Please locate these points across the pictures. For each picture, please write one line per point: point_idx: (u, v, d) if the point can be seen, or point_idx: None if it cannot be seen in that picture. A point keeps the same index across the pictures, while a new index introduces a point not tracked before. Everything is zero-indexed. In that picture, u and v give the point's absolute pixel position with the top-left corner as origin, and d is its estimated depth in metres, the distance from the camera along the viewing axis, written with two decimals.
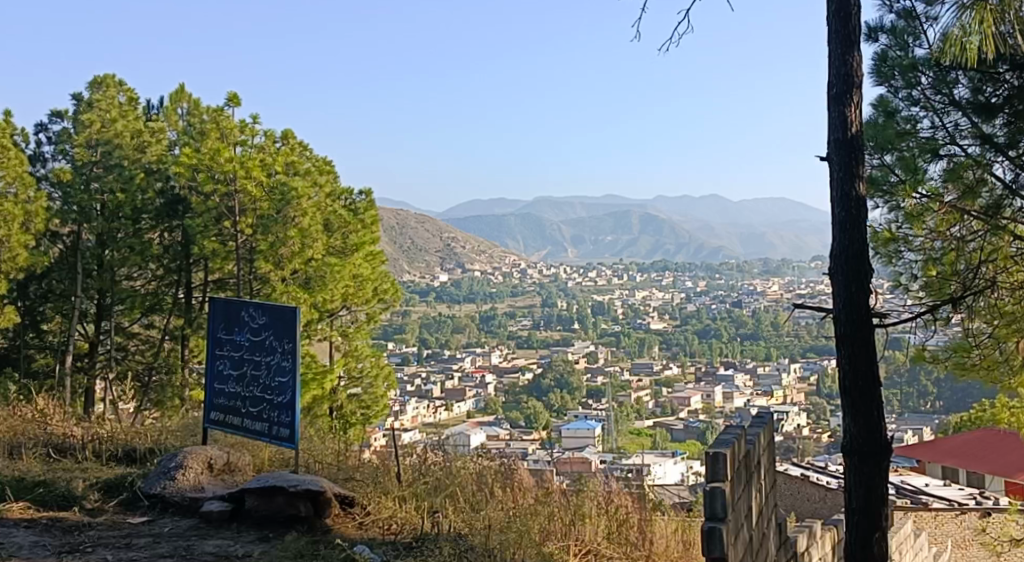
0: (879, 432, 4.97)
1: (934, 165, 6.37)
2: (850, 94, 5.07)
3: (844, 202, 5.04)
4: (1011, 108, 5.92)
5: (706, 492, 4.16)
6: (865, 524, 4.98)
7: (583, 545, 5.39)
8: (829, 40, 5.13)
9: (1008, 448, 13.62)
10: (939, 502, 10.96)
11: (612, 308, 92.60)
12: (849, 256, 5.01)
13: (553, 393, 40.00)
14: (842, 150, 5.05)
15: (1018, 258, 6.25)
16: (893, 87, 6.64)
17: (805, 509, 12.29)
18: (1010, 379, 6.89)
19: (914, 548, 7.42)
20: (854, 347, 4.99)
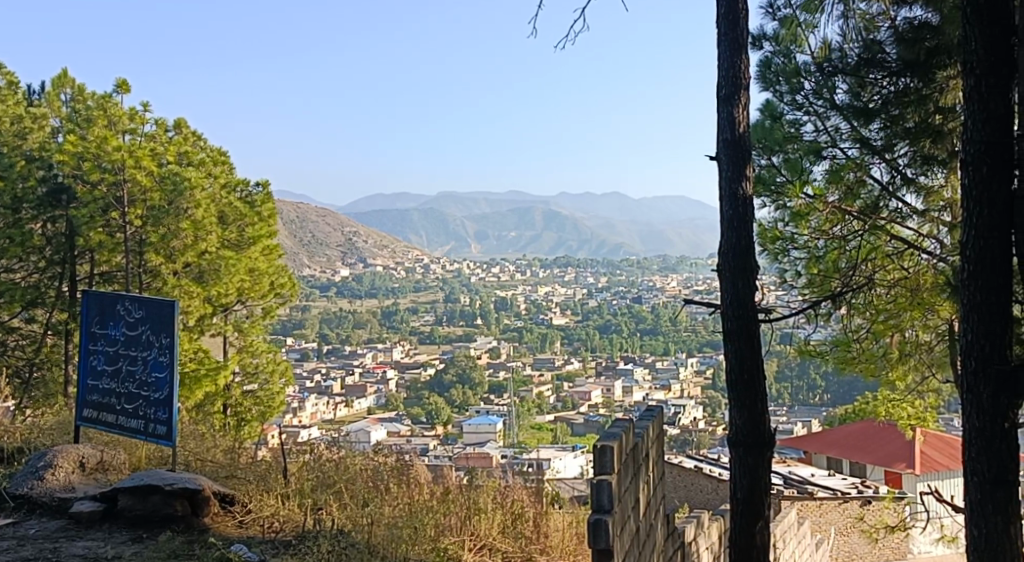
0: (763, 426, 5.15)
1: (818, 165, 6.64)
2: (738, 95, 5.25)
3: (732, 201, 5.24)
4: (887, 113, 6.18)
5: (593, 485, 4.21)
6: (748, 514, 5.15)
7: (478, 541, 5.47)
8: (718, 42, 5.28)
9: (888, 438, 14.19)
10: (824, 491, 11.34)
11: (516, 303, 93.07)
12: (736, 252, 5.18)
13: (455, 389, 39.90)
14: (731, 151, 5.25)
15: (894, 257, 6.54)
16: (779, 92, 6.92)
17: (698, 501, 12.58)
18: (887, 372, 7.14)
19: (798, 536, 7.66)
20: (739, 343, 5.16)
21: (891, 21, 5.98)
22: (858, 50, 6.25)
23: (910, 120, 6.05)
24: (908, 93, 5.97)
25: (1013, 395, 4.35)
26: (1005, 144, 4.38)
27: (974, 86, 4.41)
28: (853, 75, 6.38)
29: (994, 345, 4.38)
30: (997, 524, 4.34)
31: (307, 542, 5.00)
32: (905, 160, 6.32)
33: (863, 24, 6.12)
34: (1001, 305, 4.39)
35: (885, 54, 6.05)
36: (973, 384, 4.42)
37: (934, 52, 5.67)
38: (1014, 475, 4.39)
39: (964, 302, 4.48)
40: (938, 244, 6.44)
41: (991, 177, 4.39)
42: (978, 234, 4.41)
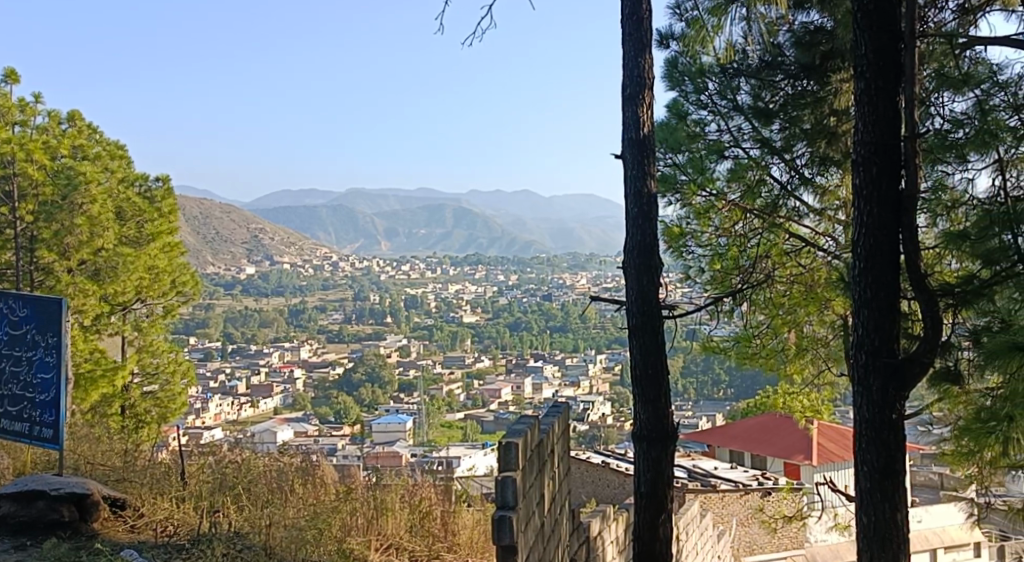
0: (666, 420, 5.40)
1: (719, 164, 6.73)
2: (642, 95, 5.51)
3: (637, 198, 5.51)
4: (785, 115, 6.43)
5: (497, 481, 4.21)
6: (652, 507, 5.37)
7: (386, 540, 5.53)
8: (623, 41, 5.54)
9: (786, 430, 14.62)
10: (726, 483, 11.62)
11: (427, 301, 92.61)
12: (641, 250, 5.48)
13: (364, 389, 39.47)
14: (634, 149, 5.52)
15: (792, 254, 6.78)
16: (684, 92, 6.94)
17: (605, 495, 12.73)
18: (785, 366, 7.24)
19: (700, 528, 7.81)
20: (644, 338, 5.43)
21: (790, 24, 6.40)
22: (759, 53, 6.58)
23: (806, 121, 6.34)
24: (805, 95, 6.31)
25: (900, 386, 4.54)
26: (894, 145, 4.58)
27: (864, 88, 4.60)
28: (758, 76, 6.59)
29: (883, 338, 4.55)
30: (885, 512, 4.54)
31: (199, 546, 4.90)
32: (803, 160, 6.47)
33: (764, 27, 6.49)
34: (890, 300, 4.57)
35: (785, 56, 6.38)
36: (864, 376, 4.59)
37: (828, 56, 6.10)
38: (899, 464, 4.58)
39: (856, 297, 4.65)
40: (833, 242, 6.71)
41: (880, 176, 4.59)
42: (867, 232, 4.60)
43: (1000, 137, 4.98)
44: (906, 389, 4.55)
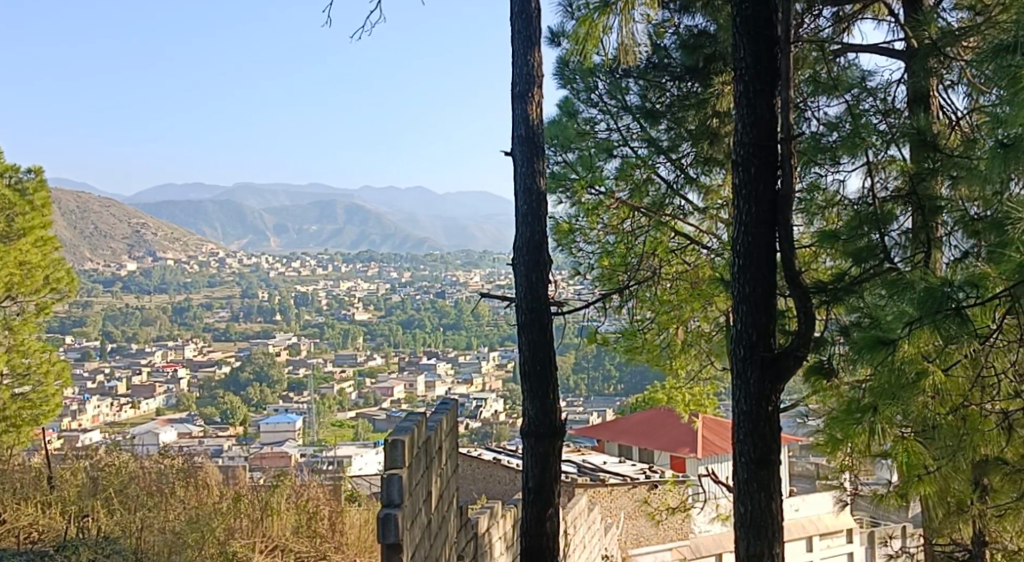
0: (554, 415, 5.47)
1: (608, 163, 6.84)
2: (532, 92, 5.56)
3: (527, 195, 5.56)
4: (671, 115, 6.64)
5: (383, 478, 4.16)
6: (539, 502, 5.43)
7: (270, 542, 5.50)
8: (513, 38, 5.57)
9: (671, 424, 14.95)
10: (614, 477, 11.80)
11: (318, 298, 91.07)
12: (530, 247, 5.54)
13: (252, 388, 38.53)
14: (524, 146, 5.57)
15: (677, 252, 6.89)
16: (575, 90, 7.08)
17: (496, 491, 12.76)
18: (671, 362, 7.42)
19: (588, 521, 7.91)
20: (532, 334, 5.51)
21: (675, 27, 6.52)
22: (647, 56, 6.63)
23: (691, 122, 6.55)
24: (689, 96, 6.51)
25: (776, 380, 4.70)
26: (771, 147, 4.73)
27: (743, 91, 4.74)
28: (645, 78, 6.73)
29: (760, 333, 4.71)
30: (760, 501, 4.70)
31: (62, 552, 4.93)
32: (688, 160, 6.71)
33: (651, 29, 6.50)
34: (768, 297, 4.73)
35: (671, 59, 6.54)
36: (742, 370, 4.74)
37: (711, 59, 6.30)
38: (775, 454, 4.74)
39: (735, 293, 4.80)
40: (716, 241, 6.87)
41: (758, 176, 4.74)
42: (746, 230, 4.75)
43: (868, 139, 5.22)
44: (782, 382, 4.71)
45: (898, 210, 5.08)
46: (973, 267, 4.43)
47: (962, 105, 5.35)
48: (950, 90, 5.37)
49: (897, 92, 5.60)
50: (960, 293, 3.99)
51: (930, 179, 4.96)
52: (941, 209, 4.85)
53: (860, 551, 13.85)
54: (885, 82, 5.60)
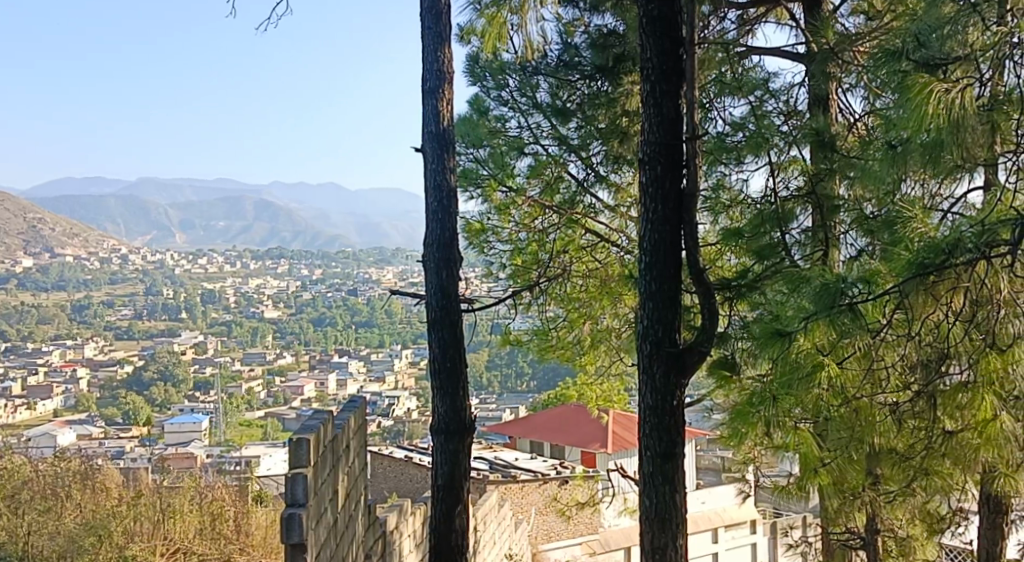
0: (464, 412, 5.46)
1: (520, 161, 6.76)
2: (442, 88, 5.52)
3: (438, 191, 5.54)
4: (582, 113, 6.65)
5: (287, 478, 4.08)
6: (449, 499, 5.41)
7: (171, 545, 5.61)
8: (422, 34, 5.52)
9: (583, 420, 15.11)
10: (525, 474, 11.88)
11: (227, 296, 89.03)
12: (440, 244, 5.51)
13: (157, 388, 37.43)
14: (434, 143, 5.53)
15: (588, 249, 6.99)
16: (485, 87, 6.94)
17: (407, 489, 12.71)
18: (581, 358, 7.40)
19: (498, 516, 7.94)
20: (443, 331, 5.48)
21: (585, 26, 6.64)
22: (557, 53, 6.75)
23: (601, 120, 6.61)
24: (599, 95, 6.56)
25: (681, 374, 4.79)
26: (677, 146, 4.81)
27: (649, 90, 4.80)
28: (556, 76, 6.72)
29: (666, 329, 4.78)
30: (665, 494, 4.77)
31: None
32: (599, 158, 6.73)
33: (562, 28, 6.75)
34: (673, 292, 4.81)
35: (581, 57, 6.58)
36: (648, 366, 4.81)
37: (620, 58, 6.41)
38: (679, 447, 4.82)
39: (642, 290, 4.86)
40: (627, 239, 6.99)
41: (664, 175, 4.82)
42: (652, 228, 4.82)
43: (772, 140, 5.39)
44: (686, 377, 4.80)
45: (797, 209, 5.23)
46: (868, 263, 4.57)
47: (858, 109, 5.49)
48: (848, 93, 5.53)
49: (798, 94, 5.70)
50: (852, 288, 4.18)
51: (829, 180, 5.18)
52: (839, 209, 5.05)
53: (763, 541, 14.38)
54: (788, 84, 5.73)
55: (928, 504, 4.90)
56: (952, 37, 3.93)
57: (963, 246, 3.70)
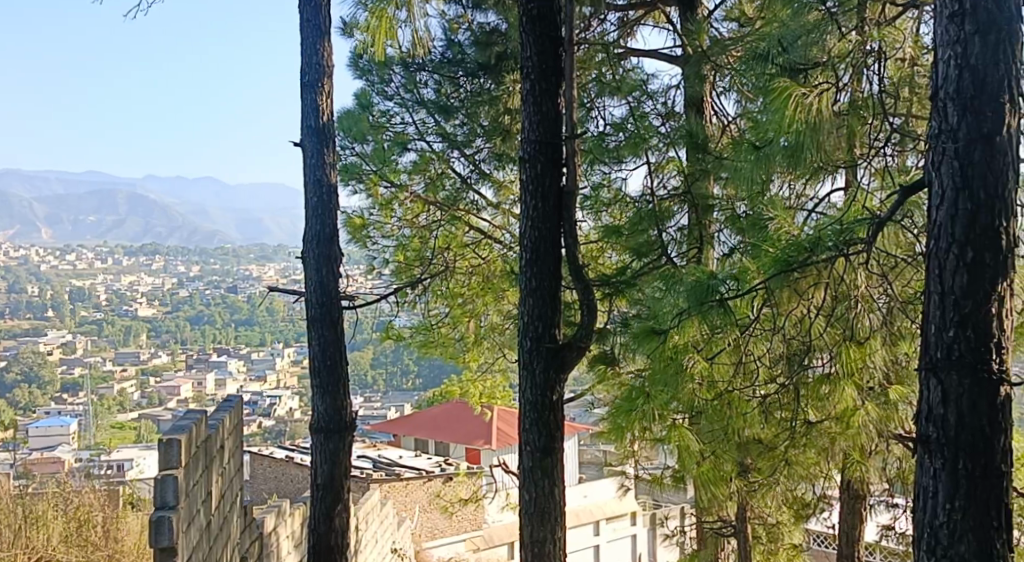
0: (344, 411, 5.39)
1: (403, 156, 6.75)
2: (322, 83, 5.44)
3: (317, 187, 5.44)
4: (466, 111, 6.63)
5: (157, 480, 3.96)
6: (328, 498, 5.34)
7: (34, 552, 5.36)
8: (301, 27, 5.42)
9: (468, 417, 15.11)
10: (410, 472, 11.81)
11: None
12: (321, 240, 5.43)
13: None
14: (313, 138, 5.44)
15: (472, 246, 6.97)
16: (370, 82, 6.86)
17: (288, 490, 12.46)
18: (464, 354, 7.44)
19: (380, 515, 7.87)
20: (323, 329, 5.41)
21: (469, 23, 6.58)
22: (441, 50, 6.67)
23: (484, 118, 6.59)
24: (482, 93, 6.56)
25: (560, 370, 4.86)
26: (555, 145, 4.87)
27: (529, 89, 4.85)
28: (440, 73, 6.68)
29: (546, 325, 4.84)
30: (544, 488, 4.83)
31: None
32: (482, 155, 6.71)
33: (445, 24, 6.62)
34: (553, 289, 4.88)
35: (465, 54, 6.57)
36: (528, 361, 4.86)
37: (503, 57, 6.42)
38: (558, 442, 4.89)
39: (523, 286, 4.90)
40: (509, 236, 6.96)
41: (544, 173, 4.88)
42: (532, 225, 4.87)
43: (650, 140, 5.53)
44: (565, 372, 4.87)
45: (675, 208, 5.36)
46: (738, 260, 4.72)
47: (733, 111, 5.68)
48: (722, 96, 5.69)
49: (675, 97, 5.87)
50: (723, 285, 4.29)
51: (704, 180, 5.25)
52: (713, 208, 5.15)
53: (642, 531, 14.79)
54: (664, 86, 5.86)
55: (794, 493, 5.09)
56: (815, 45, 4.14)
57: (823, 245, 3.88)
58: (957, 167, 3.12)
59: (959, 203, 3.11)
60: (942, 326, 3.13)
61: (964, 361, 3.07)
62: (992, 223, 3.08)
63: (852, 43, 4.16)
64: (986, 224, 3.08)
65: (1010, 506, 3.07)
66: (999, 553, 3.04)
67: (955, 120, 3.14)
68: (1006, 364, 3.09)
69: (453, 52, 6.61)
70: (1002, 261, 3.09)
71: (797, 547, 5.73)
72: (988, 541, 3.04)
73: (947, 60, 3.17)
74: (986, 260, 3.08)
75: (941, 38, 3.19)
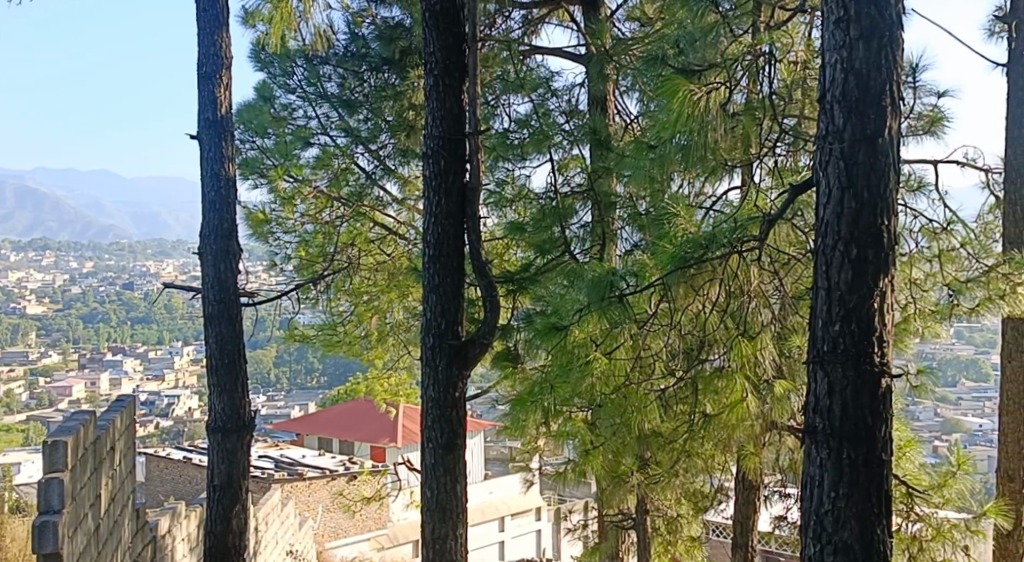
0: (243, 409, 5.28)
1: (306, 151, 6.61)
2: (220, 75, 5.30)
3: (215, 180, 5.30)
4: (370, 105, 6.54)
5: (41, 484, 3.80)
6: (226, 498, 5.22)
7: None
8: (197, 16, 5.27)
9: (373, 415, 14.99)
10: (313, 471, 11.65)
11: None
12: (218, 235, 5.30)
13: None
14: (211, 130, 5.31)
15: (376, 243, 6.95)
16: (271, 74, 6.74)
17: (186, 492, 12.15)
18: (369, 353, 7.36)
19: (280, 515, 7.73)
20: (221, 326, 5.29)
21: (373, 17, 6.53)
22: (345, 43, 6.58)
23: (389, 113, 6.52)
24: (386, 88, 6.49)
25: (463, 366, 4.86)
26: (459, 141, 4.87)
27: (433, 84, 4.83)
28: (344, 67, 6.60)
29: (450, 321, 4.83)
30: (446, 485, 4.82)
31: None
32: (386, 151, 6.66)
33: (349, 18, 6.55)
34: (457, 285, 4.87)
35: (368, 49, 6.50)
36: (430, 357, 4.84)
37: (407, 52, 6.42)
38: (461, 438, 4.88)
39: (426, 283, 4.88)
40: (415, 232, 6.90)
41: (447, 169, 4.86)
42: (436, 221, 4.85)
43: (554, 137, 5.54)
44: (467, 368, 4.87)
45: (578, 205, 5.43)
46: (638, 257, 4.80)
47: (634, 110, 5.74)
48: (625, 95, 5.75)
49: (579, 95, 5.97)
50: (623, 281, 4.40)
51: (606, 177, 5.31)
52: (615, 206, 5.19)
53: (547, 526, 14.97)
54: (569, 85, 5.93)
55: (692, 485, 5.19)
56: (714, 46, 4.23)
57: (718, 242, 4.00)
58: (843, 168, 3.24)
59: (845, 202, 3.23)
60: (828, 320, 3.25)
61: (848, 354, 3.19)
62: (875, 222, 3.21)
63: (746, 45, 4.23)
64: (869, 222, 3.21)
65: (889, 492, 3.21)
66: (879, 538, 3.18)
67: (841, 122, 3.25)
68: (887, 357, 3.22)
69: (357, 46, 6.53)
70: (885, 257, 3.22)
71: (695, 538, 5.88)
72: (870, 527, 3.17)
73: (833, 64, 3.28)
74: (870, 256, 3.20)
75: (828, 42, 3.30)
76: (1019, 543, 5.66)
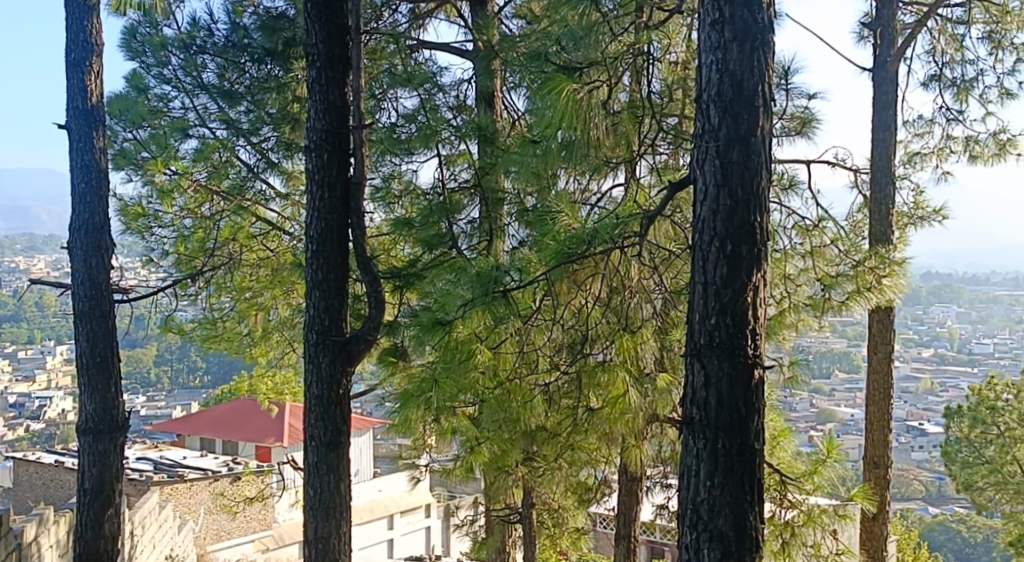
0: (115, 410, 5.08)
1: (184, 143, 6.31)
2: (90, 62, 5.08)
3: (86, 171, 5.08)
4: (251, 98, 6.38)
5: None
6: (98, 503, 5.00)
7: None
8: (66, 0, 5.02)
9: (258, 415, 14.67)
10: (194, 472, 11.33)
11: None
12: (88, 229, 5.08)
13: None
14: (81, 120, 5.08)
15: (258, 238, 6.78)
16: (144, 64, 6.44)
17: (57, 497, 11.63)
18: (251, 349, 7.26)
19: (158, 518, 7.48)
20: (92, 323, 5.07)
21: (254, 8, 6.37)
22: (225, 33, 6.37)
23: (272, 105, 6.37)
24: (270, 80, 6.33)
25: (347, 363, 4.79)
26: (342, 135, 4.79)
27: (316, 77, 4.74)
28: (223, 57, 6.37)
29: (332, 318, 4.75)
30: (329, 483, 4.75)
31: None
32: (270, 144, 6.48)
33: (230, 7, 6.35)
34: (340, 281, 4.80)
35: (250, 39, 6.30)
36: (313, 354, 4.76)
37: (290, 43, 6.25)
38: (345, 436, 4.81)
39: (308, 280, 4.79)
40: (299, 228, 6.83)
41: (330, 163, 4.79)
42: (319, 215, 4.78)
43: (441, 133, 5.41)
44: (351, 365, 4.80)
45: (465, 200, 5.41)
46: (524, 253, 4.81)
47: (520, 107, 5.75)
48: (512, 92, 5.72)
49: (467, 91, 5.95)
50: (507, 276, 4.41)
51: (493, 173, 5.32)
52: (502, 202, 5.22)
53: (437, 522, 14.96)
54: (456, 80, 5.90)
55: (577, 478, 5.26)
56: (596, 45, 4.25)
57: (601, 237, 4.05)
58: (718, 167, 3.33)
59: (720, 199, 3.32)
60: (705, 314, 3.32)
61: (723, 346, 3.28)
62: (748, 218, 3.31)
63: (626, 44, 4.30)
64: (742, 219, 3.31)
65: (761, 481, 3.32)
66: (752, 524, 3.29)
67: (717, 121, 3.34)
68: (759, 349, 3.32)
69: (239, 36, 6.31)
70: (757, 253, 3.32)
71: (579, 529, 5.97)
72: (743, 515, 3.28)
73: (709, 65, 3.36)
74: (743, 252, 3.30)
75: (704, 44, 3.38)
76: (882, 526, 6.18)
